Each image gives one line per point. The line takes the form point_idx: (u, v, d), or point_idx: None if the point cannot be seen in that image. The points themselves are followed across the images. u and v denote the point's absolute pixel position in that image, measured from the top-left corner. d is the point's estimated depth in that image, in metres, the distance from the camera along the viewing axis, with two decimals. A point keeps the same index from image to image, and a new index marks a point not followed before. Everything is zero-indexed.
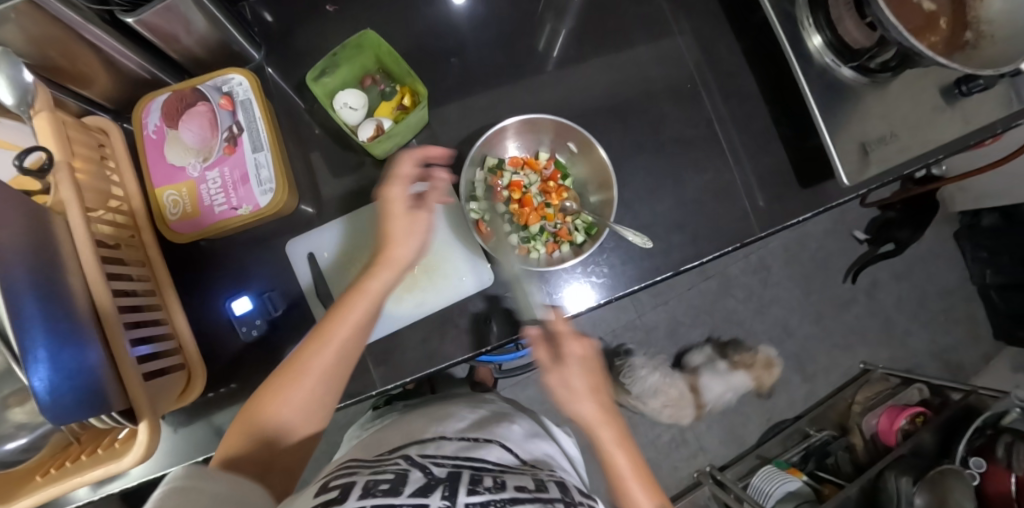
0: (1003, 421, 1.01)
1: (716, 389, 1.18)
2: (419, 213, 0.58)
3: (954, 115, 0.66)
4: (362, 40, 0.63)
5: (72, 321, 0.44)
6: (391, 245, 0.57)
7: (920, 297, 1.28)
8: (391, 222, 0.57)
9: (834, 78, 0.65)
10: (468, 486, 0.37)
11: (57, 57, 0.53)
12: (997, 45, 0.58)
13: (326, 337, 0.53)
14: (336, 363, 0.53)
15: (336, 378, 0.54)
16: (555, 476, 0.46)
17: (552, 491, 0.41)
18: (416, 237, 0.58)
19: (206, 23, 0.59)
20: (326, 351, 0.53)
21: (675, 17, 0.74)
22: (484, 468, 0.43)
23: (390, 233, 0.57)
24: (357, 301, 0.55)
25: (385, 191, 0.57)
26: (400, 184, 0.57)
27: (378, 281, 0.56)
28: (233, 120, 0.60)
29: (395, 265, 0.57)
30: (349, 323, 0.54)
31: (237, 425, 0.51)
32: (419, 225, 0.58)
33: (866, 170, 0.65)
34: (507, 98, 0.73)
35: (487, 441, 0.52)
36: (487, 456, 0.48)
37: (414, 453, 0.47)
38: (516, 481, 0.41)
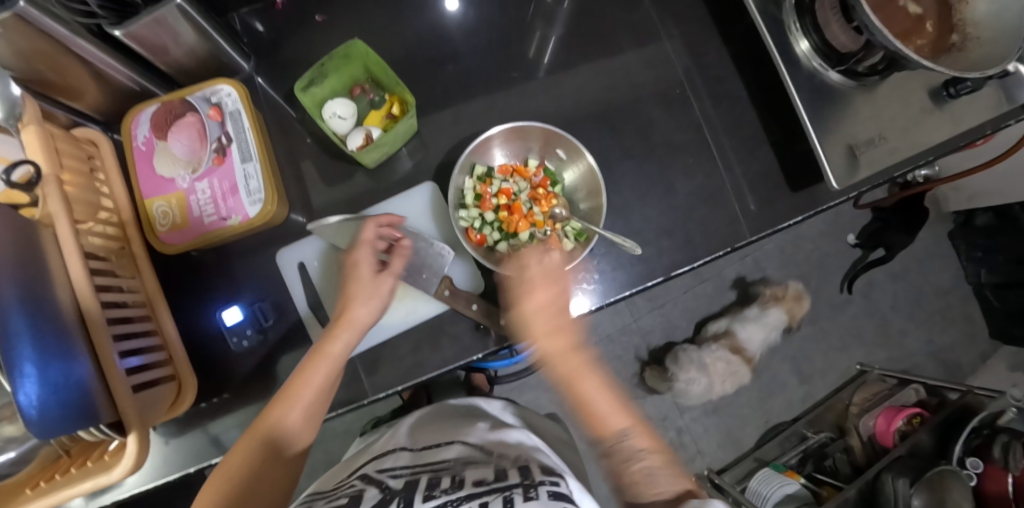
0: (999, 420, 1.00)
1: (755, 335, 1.16)
2: (386, 276, 0.59)
3: (943, 117, 0.66)
4: (349, 50, 0.63)
5: (62, 336, 0.44)
6: (353, 305, 0.57)
7: (916, 298, 1.28)
8: (358, 285, 0.58)
9: (822, 82, 0.66)
10: (424, 493, 0.38)
11: (46, 71, 0.53)
12: (983, 47, 0.59)
13: (290, 399, 0.52)
14: (302, 423, 0.52)
15: (302, 439, 0.52)
16: (520, 462, 0.47)
17: (511, 476, 0.41)
18: (380, 300, 0.58)
19: (194, 35, 0.59)
20: (292, 411, 0.52)
21: (664, 23, 0.75)
22: (443, 469, 0.44)
23: (355, 293, 0.58)
24: (320, 363, 0.54)
25: (349, 258, 0.59)
26: (363, 248, 0.59)
27: (339, 341, 0.56)
28: (222, 131, 0.60)
29: (359, 325, 0.57)
30: (315, 384, 0.53)
31: (203, 494, 0.46)
32: (383, 289, 0.58)
33: (855, 173, 0.65)
34: (497, 105, 0.73)
35: (450, 442, 0.54)
36: (448, 454, 0.50)
37: (372, 470, 0.48)
38: (475, 476, 0.41)
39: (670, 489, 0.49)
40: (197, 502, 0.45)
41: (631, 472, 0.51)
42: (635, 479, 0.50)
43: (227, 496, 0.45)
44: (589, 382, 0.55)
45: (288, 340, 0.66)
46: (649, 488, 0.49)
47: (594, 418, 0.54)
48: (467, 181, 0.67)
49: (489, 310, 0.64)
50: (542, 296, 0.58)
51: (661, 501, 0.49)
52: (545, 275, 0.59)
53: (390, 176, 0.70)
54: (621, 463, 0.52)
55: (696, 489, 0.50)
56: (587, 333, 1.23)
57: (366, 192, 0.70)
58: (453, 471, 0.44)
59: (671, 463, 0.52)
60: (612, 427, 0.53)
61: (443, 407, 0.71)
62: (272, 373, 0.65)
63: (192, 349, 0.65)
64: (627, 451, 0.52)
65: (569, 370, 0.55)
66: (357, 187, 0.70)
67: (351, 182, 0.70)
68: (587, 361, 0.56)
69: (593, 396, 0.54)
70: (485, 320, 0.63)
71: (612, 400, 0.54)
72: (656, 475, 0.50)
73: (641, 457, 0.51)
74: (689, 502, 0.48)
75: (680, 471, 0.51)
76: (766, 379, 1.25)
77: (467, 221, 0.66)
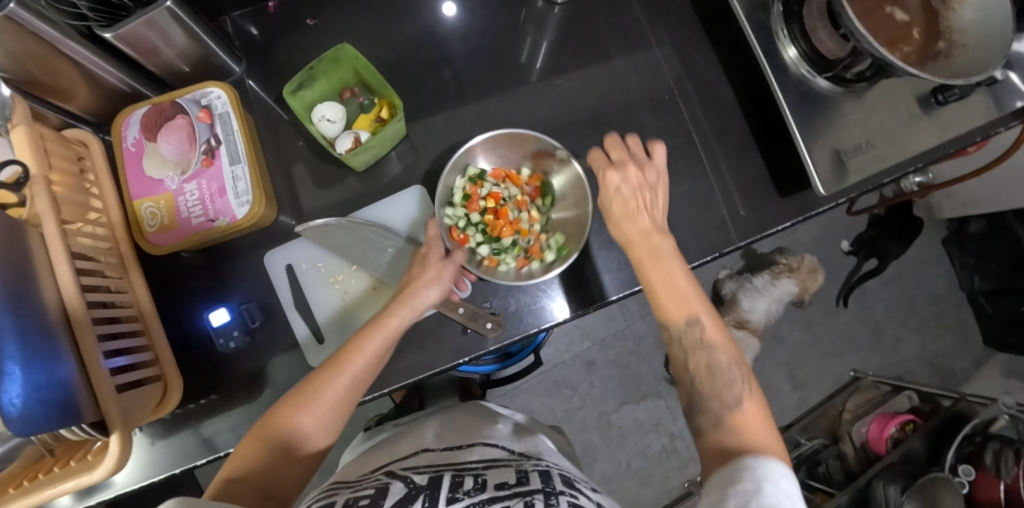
0: (991, 428, 1.00)
1: (761, 306, 1.14)
2: (449, 264, 0.60)
3: (931, 123, 0.66)
4: (339, 54, 0.64)
5: (47, 334, 0.44)
6: (416, 287, 0.58)
7: (909, 304, 1.28)
8: (426, 268, 0.59)
9: (810, 88, 0.66)
10: (447, 493, 0.40)
11: (37, 73, 0.53)
12: (970, 54, 0.59)
13: (339, 368, 0.52)
14: (346, 395, 0.52)
15: (344, 409, 0.53)
16: (541, 465, 0.49)
17: (532, 482, 0.43)
18: (443, 286, 0.59)
19: (185, 37, 0.60)
20: (337, 381, 0.52)
21: (654, 29, 0.75)
22: (466, 470, 0.47)
23: (422, 275, 0.59)
24: (375, 335, 0.55)
25: (424, 249, 0.62)
26: (436, 241, 0.62)
27: (395, 317, 0.56)
28: (211, 133, 0.60)
29: (417, 305, 0.57)
30: (364, 356, 0.53)
31: (248, 439, 0.50)
32: (448, 273, 0.60)
33: (843, 179, 0.65)
34: (488, 109, 0.74)
35: (471, 445, 0.56)
36: (470, 457, 0.52)
37: (395, 467, 0.49)
38: (497, 479, 0.43)
39: (732, 393, 0.45)
40: (242, 446, 0.49)
41: (692, 360, 0.49)
42: (696, 371, 0.48)
43: (265, 451, 0.48)
44: (670, 267, 0.53)
45: (276, 342, 0.66)
46: (706, 383, 0.47)
47: (664, 302, 0.52)
48: (459, 183, 0.68)
49: (475, 312, 0.63)
50: (619, 204, 0.57)
51: (720, 400, 0.45)
52: (631, 189, 0.57)
53: (380, 179, 0.71)
54: (684, 352, 0.49)
55: (760, 401, 0.45)
56: (580, 338, 1.23)
57: (356, 194, 0.70)
58: (477, 474, 0.45)
59: (742, 363, 0.48)
60: (682, 313, 0.50)
61: (464, 413, 0.72)
62: (259, 375, 0.65)
63: (179, 351, 0.65)
64: (693, 340, 0.49)
65: (646, 256, 0.54)
66: (347, 190, 0.70)
67: (341, 185, 0.70)
68: (671, 248, 0.54)
69: (677, 281, 0.52)
70: (470, 323, 0.63)
71: (692, 288, 0.52)
72: (720, 372, 0.47)
73: (710, 350, 0.48)
74: (749, 409, 0.44)
75: (750, 375, 0.47)
76: (759, 385, 1.25)
77: (454, 219, 0.67)
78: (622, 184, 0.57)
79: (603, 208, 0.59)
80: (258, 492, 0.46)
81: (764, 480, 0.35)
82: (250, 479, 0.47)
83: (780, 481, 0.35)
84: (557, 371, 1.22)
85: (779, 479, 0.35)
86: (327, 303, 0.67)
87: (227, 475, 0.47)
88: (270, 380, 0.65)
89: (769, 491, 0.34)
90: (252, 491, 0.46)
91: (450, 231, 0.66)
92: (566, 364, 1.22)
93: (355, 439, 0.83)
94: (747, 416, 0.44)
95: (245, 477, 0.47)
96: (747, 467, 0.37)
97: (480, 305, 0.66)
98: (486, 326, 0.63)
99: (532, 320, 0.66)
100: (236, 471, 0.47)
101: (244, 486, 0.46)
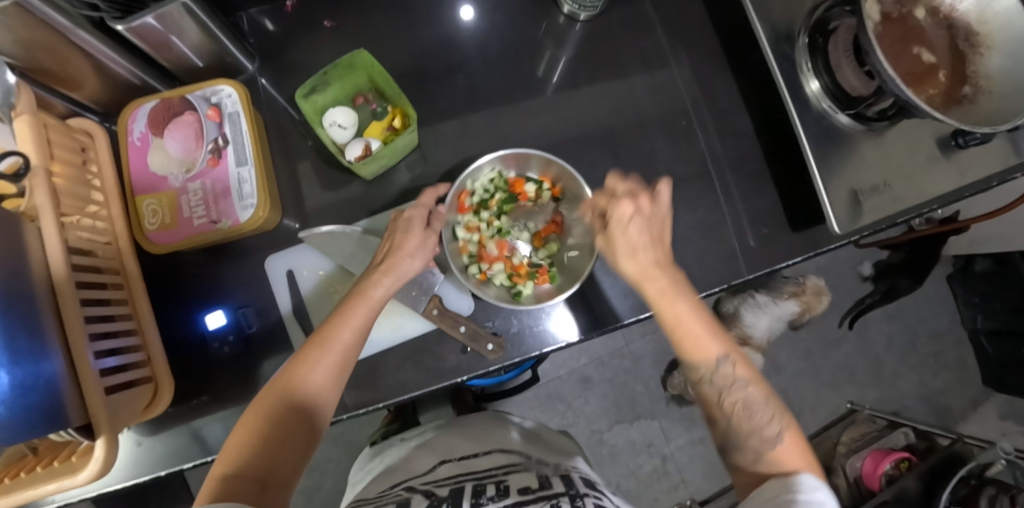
0: (987, 472, 0.98)
1: (762, 322, 1.13)
2: (432, 233, 0.59)
3: (950, 167, 0.65)
4: (354, 59, 0.64)
5: (36, 333, 0.43)
6: (399, 256, 0.57)
7: (910, 339, 1.27)
8: (406, 237, 0.57)
9: (830, 124, 0.65)
10: (471, 501, 0.43)
11: (46, 60, 0.52)
12: (996, 101, 0.58)
13: (326, 342, 0.50)
14: (338, 370, 0.50)
15: (337, 385, 0.50)
16: (559, 471, 0.51)
17: (555, 486, 0.45)
18: (426, 256, 0.58)
19: (198, 33, 0.58)
20: (326, 357, 0.49)
21: (675, 52, 0.74)
22: (487, 477, 0.49)
23: (403, 244, 0.57)
24: (359, 307, 0.53)
25: (403, 215, 0.59)
26: (418, 209, 0.59)
27: (380, 287, 0.55)
28: (219, 132, 0.59)
29: (401, 275, 0.56)
30: (351, 329, 0.51)
31: (238, 431, 0.45)
32: (432, 242, 0.58)
33: (857, 218, 0.64)
34: (500, 121, 0.73)
35: (487, 453, 0.57)
36: (485, 463, 0.54)
37: (415, 482, 0.51)
38: (519, 484, 0.45)
39: (771, 429, 0.47)
40: (233, 440, 0.44)
41: (727, 402, 0.49)
42: (732, 412, 0.49)
43: (259, 438, 0.44)
44: (682, 307, 0.52)
45: (270, 347, 0.64)
46: (744, 422, 0.48)
47: (688, 346, 0.51)
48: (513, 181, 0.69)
49: (476, 332, 0.62)
50: (626, 239, 0.53)
51: (758, 437, 0.47)
52: (643, 222, 0.53)
53: (387, 187, 0.69)
54: (717, 395, 0.50)
55: (795, 433, 0.47)
56: (577, 355, 1.21)
57: (361, 201, 0.69)
58: (496, 479, 0.48)
59: (774, 396, 0.50)
60: (705, 356, 0.50)
61: (472, 423, 0.73)
62: (253, 379, 0.64)
63: (172, 351, 0.64)
64: (724, 380, 0.50)
65: (659, 294, 0.52)
66: (353, 196, 0.69)
67: (347, 191, 0.69)
68: (683, 287, 0.53)
69: (690, 321, 0.51)
70: (471, 342, 0.62)
71: (710, 326, 0.51)
72: (755, 409, 0.48)
73: (744, 389, 0.49)
74: (788, 445, 0.46)
75: (785, 408, 0.48)
76: None
77: (478, 193, 0.67)
78: (634, 216, 0.52)
79: (606, 235, 0.55)
80: (261, 482, 0.41)
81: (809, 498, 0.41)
82: (248, 469, 0.42)
83: (819, 494, 0.42)
84: (551, 386, 1.21)
85: (817, 492, 0.42)
86: (325, 312, 0.66)
87: (222, 469, 0.41)
88: (264, 386, 0.64)
89: (813, 503, 0.40)
90: (251, 483, 0.40)
91: (463, 192, 0.66)
92: (562, 379, 1.21)
93: (361, 456, 0.83)
94: (787, 452, 0.46)
95: (242, 470, 0.41)
96: (791, 481, 0.43)
97: (482, 324, 0.65)
98: (487, 347, 0.62)
99: (532, 342, 0.65)
100: (233, 464, 0.42)
101: (243, 478, 0.41)
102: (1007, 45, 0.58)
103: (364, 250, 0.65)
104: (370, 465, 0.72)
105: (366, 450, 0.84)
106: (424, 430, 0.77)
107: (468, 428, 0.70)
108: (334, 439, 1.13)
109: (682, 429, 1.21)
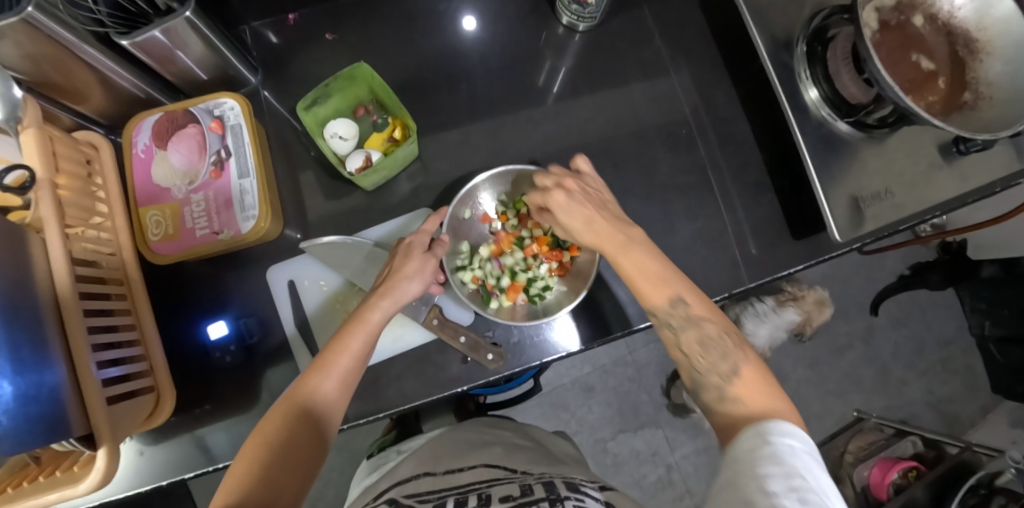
0: (997, 480, 0.96)
1: (763, 332, 1.11)
2: (431, 256, 0.59)
3: (952, 174, 0.65)
4: (355, 72, 0.65)
5: (39, 346, 0.43)
6: (396, 280, 0.57)
7: (917, 347, 1.26)
8: (405, 261, 0.58)
9: (830, 131, 0.65)
10: None
11: (53, 74, 0.53)
12: (997, 108, 0.58)
13: (325, 367, 0.50)
14: (338, 394, 0.50)
15: (337, 411, 0.50)
16: (544, 478, 0.50)
17: (536, 493, 0.45)
18: (425, 279, 0.58)
19: (202, 47, 0.59)
20: (326, 384, 0.50)
21: (674, 61, 0.74)
22: (469, 490, 0.49)
23: (401, 268, 0.57)
24: (357, 330, 0.53)
25: (405, 240, 0.60)
26: (419, 235, 0.60)
27: (377, 310, 0.54)
28: (222, 144, 0.61)
29: (399, 297, 0.56)
30: (350, 353, 0.51)
31: (239, 461, 0.44)
32: (430, 267, 0.58)
33: (859, 225, 0.64)
34: (501, 132, 0.73)
35: (472, 465, 0.56)
36: (469, 478, 0.53)
37: (398, 497, 0.51)
38: (503, 494, 0.46)
39: (727, 365, 0.47)
40: (234, 469, 0.44)
41: (684, 341, 0.50)
42: (690, 351, 0.50)
43: (262, 467, 0.43)
44: (639, 255, 0.52)
45: (271, 357, 0.65)
46: (702, 358, 0.49)
47: (646, 290, 0.51)
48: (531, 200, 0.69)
49: (476, 342, 0.62)
50: (579, 212, 0.54)
51: (717, 375, 0.47)
52: (581, 196, 0.55)
53: (388, 197, 0.70)
54: (675, 332, 0.51)
55: (758, 365, 0.47)
56: (581, 363, 1.21)
57: (361, 212, 0.69)
58: (479, 491, 0.48)
59: (731, 332, 0.50)
60: (662, 296, 0.50)
61: (469, 430, 0.72)
62: (255, 389, 0.64)
63: (175, 362, 0.64)
64: (679, 318, 0.50)
65: (613, 246, 0.52)
66: (355, 207, 0.69)
67: (349, 201, 0.69)
68: (640, 239, 0.53)
69: (647, 268, 0.51)
70: (471, 354, 0.62)
71: (665, 267, 0.51)
72: (711, 344, 0.49)
73: (698, 326, 0.49)
74: (746, 376, 0.46)
75: (750, 347, 0.48)
76: None
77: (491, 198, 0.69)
78: (571, 194, 0.54)
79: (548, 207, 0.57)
80: None
81: (777, 441, 0.38)
82: (253, 495, 0.41)
83: (790, 438, 0.39)
84: (554, 396, 1.21)
85: (787, 438, 0.39)
86: (328, 324, 0.66)
87: (224, 498, 0.41)
88: (266, 395, 0.64)
89: (782, 451, 0.38)
90: None
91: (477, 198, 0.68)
92: (566, 388, 1.21)
93: (359, 468, 0.82)
94: (748, 385, 0.46)
95: (244, 499, 0.41)
96: (763, 430, 0.40)
97: (482, 334, 0.65)
98: (487, 357, 0.62)
99: (534, 352, 0.65)
100: (233, 492, 0.41)
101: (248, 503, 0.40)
102: (1006, 50, 0.58)
103: (374, 265, 0.66)
104: (368, 478, 0.71)
105: (364, 463, 0.83)
106: (422, 440, 0.76)
107: (463, 434, 0.69)
108: (337, 448, 1.12)
109: (687, 437, 1.20)
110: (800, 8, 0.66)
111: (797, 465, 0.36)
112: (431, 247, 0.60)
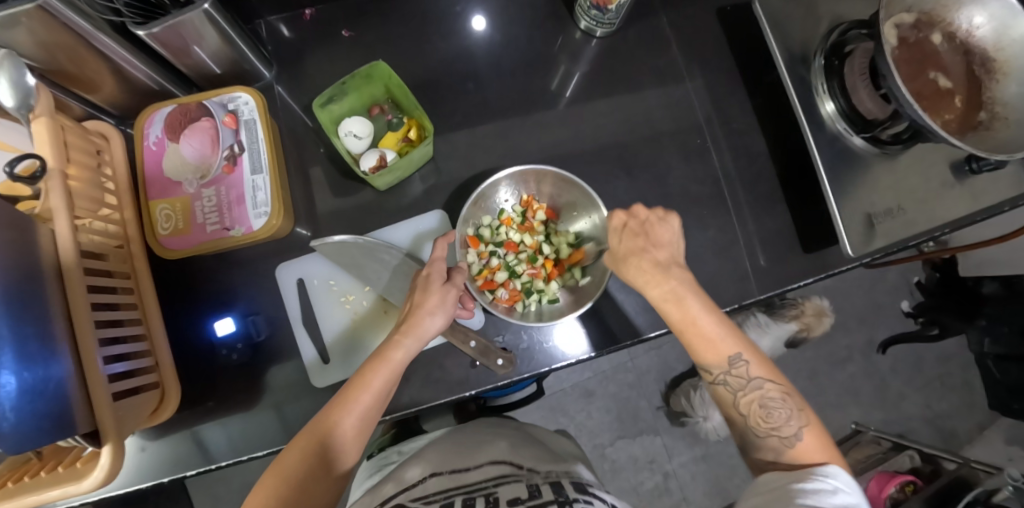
0: (993, 497, 0.93)
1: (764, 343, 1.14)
2: (451, 287, 0.58)
3: (963, 192, 0.65)
4: (372, 71, 0.64)
5: (47, 340, 0.42)
6: (419, 315, 0.55)
7: (916, 362, 1.26)
8: (426, 295, 0.57)
9: (845, 146, 0.65)
10: None
11: (66, 63, 0.52)
12: (1011, 129, 0.58)
13: (348, 404, 0.49)
14: (356, 432, 0.49)
15: (356, 447, 0.50)
16: (551, 479, 0.50)
17: (545, 495, 0.45)
18: (448, 312, 0.57)
19: (218, 40, 0.59)
20: (348, 421, 0.49)
21: (689, 70, 0.74)
22: (477, 491, 0.48)
23: (422, 302, 0.56)
24: (379, 368, 0.52)
25: (423, 272, 0.59)
26: (435, 264, 0.59)
27: (400, 349, 0.53)
28: (235, 139, 0.60)
29: (422, 335, 0.55)
30: (372, 392, 0.51)
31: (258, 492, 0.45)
32: (451, 299, 0.57)
33: (871, 242, 0.63)
34: (514, 134, 0.72)
35: (479, 465, 0.56)
36: (478, 475, 0.53)
37: (404, 499, 0.50)
38: (510, 495, 0.45)
39: (789, 428, 0.49)
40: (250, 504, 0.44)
41: (743, 400, 0.51)
42: (751, 411, 0.50)
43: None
44: (692, 308, 0.52)
45: (278, 355, 0.64)
46: (763, 421, 0.50)
47: (700, 349, 0.52)
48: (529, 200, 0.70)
49: (486, 348, 0.62)
50: (625, 244, 0.56)
51: (777, 437, 0.49)
52: (638, 227, 0.56)
53: (400, 198, 0.69)
54: (734, 391, 0.51)
55: (817, 428, 0.49)
56: (581, 369, 1.20)
57: (372, 211, 0.69)
58: (487, 492, 0.48)
59: (792, 393, 0.51)
60: (718, 356, 0.51)
61: (473, 431, 0.71)
62: (259, 387, 0.63)
63: (179, 357, 0.63)
64: (738, 379, 0.51)
65: (666, 297, 0.53)
66: (364, 206, 0.69)
67: (359, 198, 0.69)
68: (690, 284, 0.54)
69: (700, 325, 0.52)
70: (481, 358, 0.61)
71: (721, 326, 0.52)
72: (774, 407, 0.50)
73: (759, 387, 0.50)
74: (812, 445, 0.48)
75: (804, 405, 0.49)
76: None
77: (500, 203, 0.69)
78: (628, 222, 0.56)
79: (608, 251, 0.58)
80: None
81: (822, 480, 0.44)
82: None
83: (834, 479, 0.44)
84: (554, 400, 1.20)
85: (832, 479, 0.44)
86: (332, 321, 0.66)
87: None
88: (270, 393, 0.63)
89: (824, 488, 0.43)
90: None
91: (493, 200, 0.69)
92: (566, 392, 1.21)
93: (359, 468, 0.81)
94: (809, 450, 0.47)
95: None
96: (810, 470, 0.45)
97: (491, 339, 0.65)
98: (497, 362, 0.62)
99: (542, 358, 0.65)
100: None
101: None
102: (1021, 72, 0.58)
103: (383, 267, 0.65)
104: (371, 479, 0.71)
105: (364, 464, 0.82)
106: (423, 442, 0.75)
107: (466, 436, 0.69)
108: None
109: (685, 446, 1.20)
110: (818, 22, 0.66)
111: (839, 502, 0.42)
112: (451, 276, 0.59)
